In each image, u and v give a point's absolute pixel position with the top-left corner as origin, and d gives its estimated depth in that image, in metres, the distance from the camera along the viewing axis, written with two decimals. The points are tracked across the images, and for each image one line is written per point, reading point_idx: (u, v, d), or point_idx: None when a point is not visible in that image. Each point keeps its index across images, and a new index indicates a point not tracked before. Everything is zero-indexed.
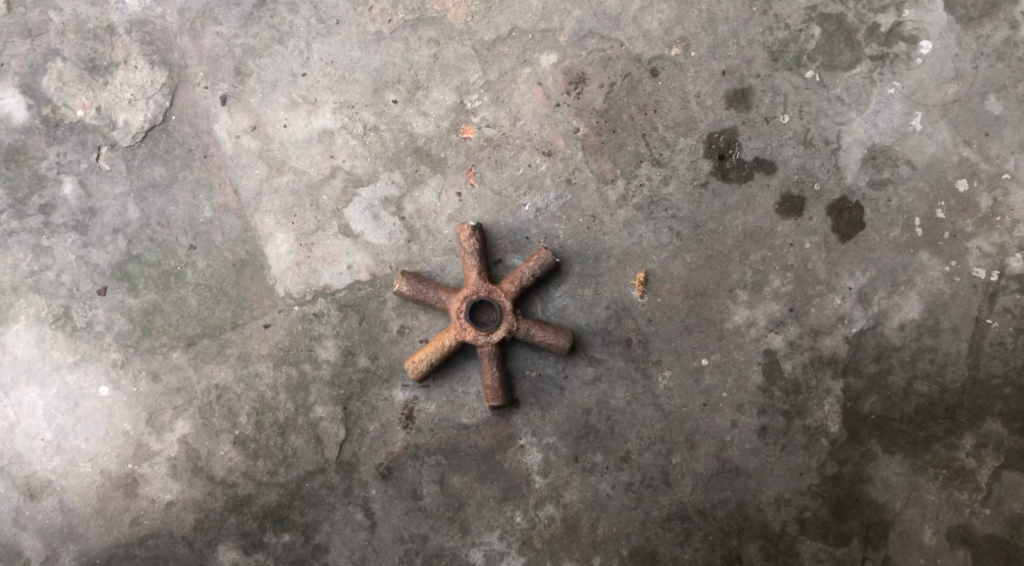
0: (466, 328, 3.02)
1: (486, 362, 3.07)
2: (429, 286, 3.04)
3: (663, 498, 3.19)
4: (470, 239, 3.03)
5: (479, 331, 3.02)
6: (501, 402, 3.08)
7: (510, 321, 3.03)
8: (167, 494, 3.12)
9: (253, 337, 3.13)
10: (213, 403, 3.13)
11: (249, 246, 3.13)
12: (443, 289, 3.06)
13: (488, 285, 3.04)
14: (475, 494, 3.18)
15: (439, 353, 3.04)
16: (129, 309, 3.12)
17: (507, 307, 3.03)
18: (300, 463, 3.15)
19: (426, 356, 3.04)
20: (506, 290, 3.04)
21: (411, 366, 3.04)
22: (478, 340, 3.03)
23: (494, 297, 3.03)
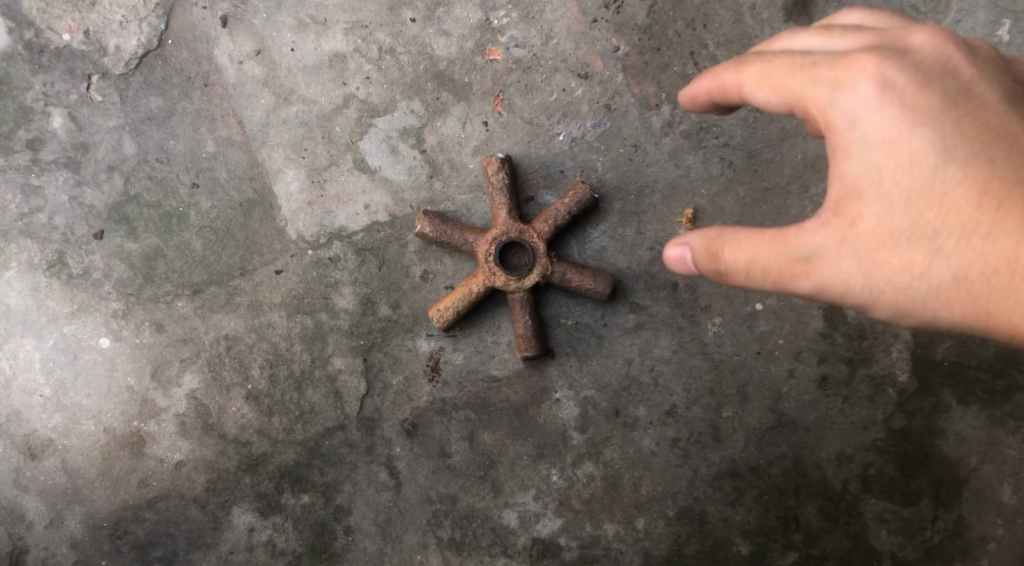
0: (495, 273, 2.74)
1: (517, 310, 2.80)
2: (454, 227, 2.75)
3: (713, 455, 2.98)
4: (498, 173, 2.74)
5: (509, 276, 2.74)
6: (534, 354, 2.81)
7: (543, 264, 2.75)
8: (176, 453, 2.90)
9: (264, 284, 2.87)
10: (222, 355, 2.89)
11: (257, 184, 2.84)
12: (469, 230, 2.77)
13: (519, 226, 2.75)
14: (508, 451, 2.95)
15: (467, 301, 2.77)
16: (128, 253, 2.84)
17: (541, 249, 2.75)
18: (318, 420, 2.92)
19: (452, 304, 2.77)
20: (538, 231, 2.75)
21: (435, 314, 2.77)
22: (508, 286, 2.75)
23: (526, 238, 2.75)
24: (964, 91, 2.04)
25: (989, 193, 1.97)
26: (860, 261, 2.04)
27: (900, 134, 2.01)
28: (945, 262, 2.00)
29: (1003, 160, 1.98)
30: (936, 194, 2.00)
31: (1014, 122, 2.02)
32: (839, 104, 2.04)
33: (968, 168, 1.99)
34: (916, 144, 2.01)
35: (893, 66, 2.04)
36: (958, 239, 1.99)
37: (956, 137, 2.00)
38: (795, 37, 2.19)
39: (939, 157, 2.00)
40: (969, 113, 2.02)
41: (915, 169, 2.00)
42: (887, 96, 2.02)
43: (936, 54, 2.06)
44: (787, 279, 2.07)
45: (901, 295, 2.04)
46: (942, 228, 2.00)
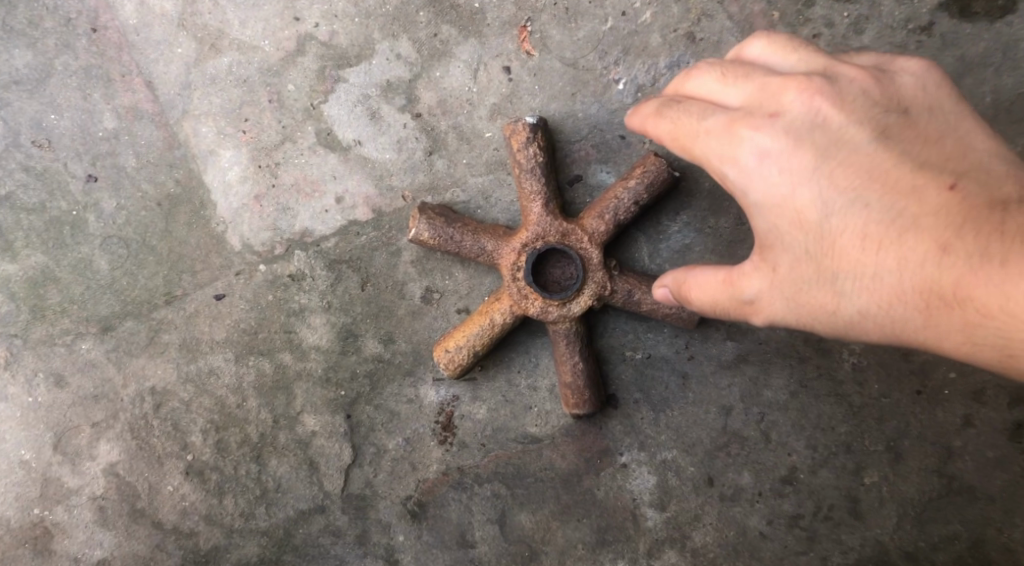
0: (527, 296, 1.86)
1: (561, 347, 1.91)
2: (465, 230, 1.87)
3: (850, 538, 2.03)
4: (528, 146, 1.83)
5: (546, 300, 1.85)
6: (588, 411, 1.93)
7: (599, 280, 1.86)
8: (95, 550, 2.08)
9: (200, 315, 2.02)
10: (149, 416, 2.05)
11: (180, 173, 1.98)
12: (488, 233, 1.88)
13: (561, 225, 1.85)
14: (555, 539, 2.07)
15: (487, 339, 1.90)
16: (5, 279, 2.00)
17: (594, 259, 1.86)
18: (286, 501, 2.08)
19: (465, 342, 1.89)
20: (590, 231, 1.85)
21: (441, 358, 1.90)
22: (546, 314, 1.87)
23: (571, 244, 1.85)
24: (841, 131, 1.49)
25: (874, 234, 1.45)
26: (787, 310, 1.52)
27: (787, 197, 1.49)
28: (852, 307, 1.48)
29: (879, 199, 1.45)
30: (826, 243, 1.47)
31: (888, 151, 1.47)
32: (736, 179, 1.53)
33: (847, 214, 1.46)
34: (801, 202, 1.48)
35: (773, 125, 1.50)
36: (857, 282, 1.46)
37: (835, 183, 1.47)
38: (690, 75, 1.61)
39: (822, 207, 1.47)
40: (843, 154, 1.48)
41: (805, 227, 1.48)
42: (778, 145, 1.49)
43: (809, 95, 1.50)
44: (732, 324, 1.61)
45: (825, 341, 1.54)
46: (836, 273, 1.47)
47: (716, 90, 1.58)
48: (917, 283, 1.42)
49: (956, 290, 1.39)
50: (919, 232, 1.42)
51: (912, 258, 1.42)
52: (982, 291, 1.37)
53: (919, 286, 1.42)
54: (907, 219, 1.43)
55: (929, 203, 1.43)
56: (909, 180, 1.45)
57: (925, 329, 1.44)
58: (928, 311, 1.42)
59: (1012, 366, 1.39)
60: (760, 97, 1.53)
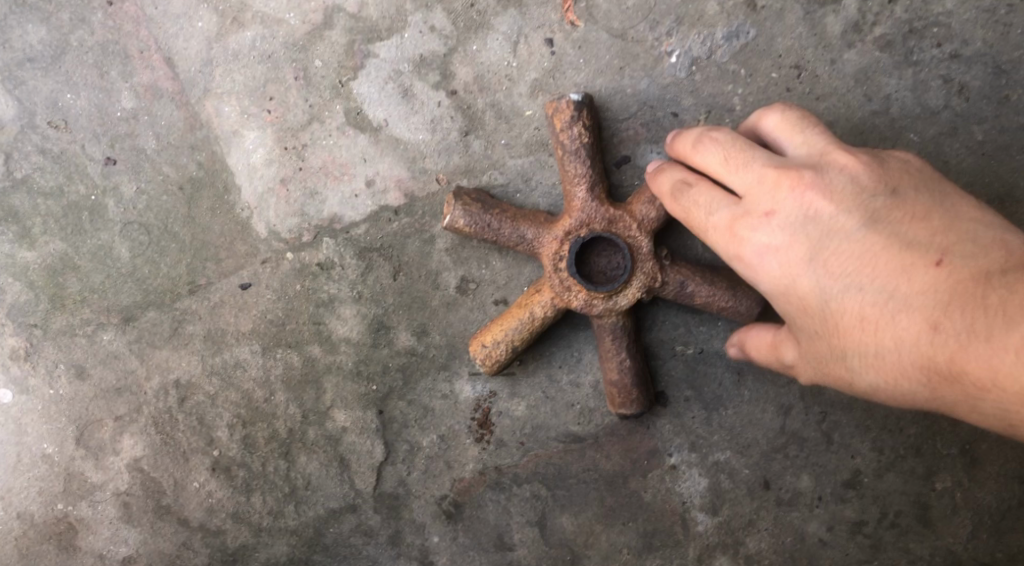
0: (570, 288, 1.73)
1: (607, 342, 1.78)
2: (505, 217, 1.74)
3: (918, 546, 1.90)
4: (573, 127, 1.70)
5: (591, 293, 1.72)
6: (635, 411, 1.80)
7: (648, 271, 1.73)
8: (121, 547, 2.01)
9: (225, 306, 1.92)
10: (173, 410, 1.96)
11: (202, 156, 1.88)
12: (529, 219, 1.75)
13: (607, 212, 1.73)
14: (598, 543, 1.96)
15: (527, 334, 1.77)
16: (23, 267, 1.91)
17: (643, 248, 1.73)
18: (316, 499, 1.99)
19: (504, 336, 1.77)
20: (638, 218, 1.73)
21: (479, 353, 1.78)
22: (592, 308, 1.74)
23: (618, 232, 1.72)
24: (834, 216, 1.46)
25: (872, 316, 1.43)
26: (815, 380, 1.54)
27: (790, 284, 1.48)
28: (865, 382, 1.46)
29: (873, 281, 1.43)
30: (829, 325, 1.47)
31: (879, 234, 1.44)
32: (749, 273, 1.52)
33: (844, 299, 1.45)
34: (804, 289, 1.47)
35: (771, 219, 1.49)
36: (863, 362, 1.45)
37: (829, 270, 1.45)
38: (698, 152, 1.58)
39: (822, 294, 1.46)
40: (837, 241, 1.45)
41: (811, 312, 1.48)
42: (775, 237, 1.48)
43: (802, 186, 1.48)
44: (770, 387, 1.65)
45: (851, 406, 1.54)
46: (844, 351, 1.46)
47: (721, 174, 1.55)
48: (916, 359, 1.40)
49: (951, 365, 1.36)
50: (911, 310, 1.40)
51: (911, 337, 1.40)
52: (974, 365, 1.33)
53: (919, 362, 1.39)
54: (901, 300, 1.41)
55: (919, 282, 1.40)
56: (898, 263, 1.42)
57: (933, 400, 1.41)
58: (933, 385, 1.39)
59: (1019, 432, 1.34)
60: (757, 190, 1.50)
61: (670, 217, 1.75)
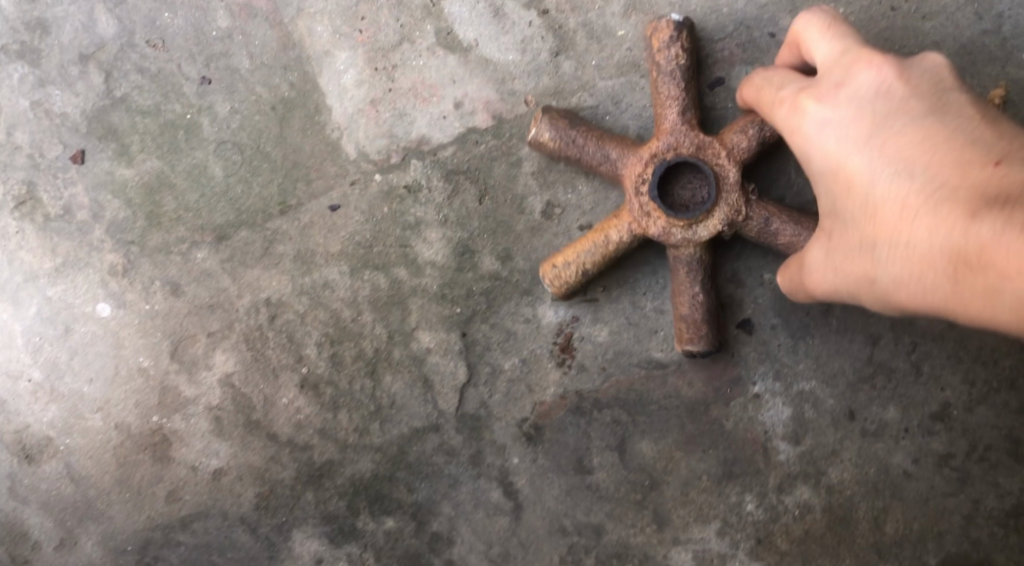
0: (649, 212, 1.73)
1: (681, 274, 1.77)
2: (591, 135, 1.75)
3: (1007, 480, 1.88)
4: (671, 45, 1.71)
5: (670, 219, 1.71)
6: (701, 349, 1.78)
7: (732, 201, 1.72)
8: (213, 459, 2.09)
9: (315, 226, 1.96)
10: (264, 327, 2.02)
11: (293, 76, 1.92)
12: (616, 139, 1.76)
13: (696, 139, 1.72)
14: (677, 469, 1.97)
15: (600, 258, 1.77)
16: (122, 185, 1.97)
17: (730, 178, 1.72)
18: (400, 418, 2.03)
19: (577, 257, 1.77)
20: (728, 149, 1.72)
21: (548, 272, 1.78)
22: (669, 236, 1.73)
23: (705, 160, 1.72)
24: (902, 103, 1.46)
25: (912, 202, 1.39)
26: (840, 280, 1.53)
27: (839, 162, 1.49)
28: (890, 275, 1.44)
29: (924, 170, 1.39)
30: (869, 211, 1.46)
31: (941, 122, 1.42)
32: (805, 148, 1.55)
33: (890, 183, 1.43)
34: (852, 169, 1.48)
35: (836, 95, 1.51)
36: (893, 249, 1.42)
37: (883, 152, 1.45)
38: (794, 37, 1.63)
39: (868, 175, 1.45)
40: (899, 126, 1.45)
41: (854, 196, 1.48)
42: (836, 113, 1.51)
43: (882, 69, 1.49)
44: (801, 294, 1.66)
45: (879, 309, 1.51)
46: (877, 239, 1.45)
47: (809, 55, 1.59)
48: (943, 249, 1.34)
49: (978, 254, 1.29)
50: (950, 200, 1.34)
51: (942, 227, 1.34)
52: (1000, 253, 1.26)
53: (944, 251, 1.34)
54: (945, 188, 1.36)
55: (967, 170, 1.35)
56: (954, 152, 1.38)
57: (953, 296, 1.35)
58: (954, 276, 1.33)
59: None
60: (833, 67, 1.54)
61: (762, 153, 1.74)
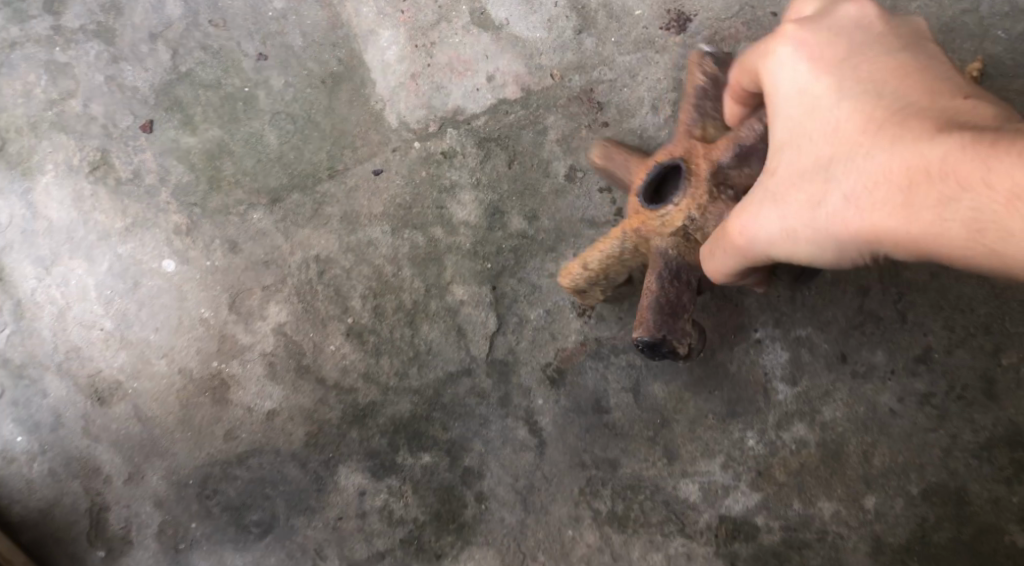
0: (635, 210, 1.90)
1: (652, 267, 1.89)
2: (620, 154, 2.01)
3: (982, 417, 2.09)
4: (696, 74, 1.95)
5: (648, 214, 1.86)
6: (644, 333, 1.85)
7: (698, 195, 1.80)
8: (267, 401, 2.29)
9: (360, 189, 2.22)
10: (313, 282, 2.24)
11: (342, 52, 2.25)
12: (629, 157, 1.99)
13: (688, 144, 1.87)
14: (686, 408, 2.18)
15: (595, 258, 1.96)
16: (186, 151, 2.27)
17: (706, 176, 1.81)
18: (436, 363, 2.24)
19: (580, 256, 2.00)
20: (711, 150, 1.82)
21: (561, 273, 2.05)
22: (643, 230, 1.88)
23: (689, 160, 1.84)
24: (876, 44, 1.58)
25: (877, 123, 1.48)
26: (780, 211, 1.57)
27: (810, 91, 1.58)
28: (839, 197, 1.49)
29: (894, 100, 1.50)
30: (830, 136, 1.53)
31: (912, 63, 1.55)
32: (776, 83, 1.63)
33: (854, 110, 1.52)
34: (820, 97, 1.57)
35: (819, 30, 1.61)
36: (850, 168, 1.49)
37: (854, 82, 1.55)
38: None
39: (836, 101, 1.54)
40: (871, 63, 1.56)
41: (817, 125, 1.56)
42: (813, 49, 1.60)
43: (863, 15, 1.61)
44: (727, 245, 1.67)
45: (813, 241, 1.54)
46: (833, 164, 1.51)
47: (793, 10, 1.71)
48: (902, 166, 1.41)
49: (941, 166, 1.36)
50: (919, 119, 1.44)
51: (907, 142, 1.42)
52: (963, 163, 1.33)
53: (904, 167, 1.41)
54: (914, 114, 1.46)
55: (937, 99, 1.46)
56: (924, 87, 1.50)
57: (904, 213, 1.40)
58: (909, 191, 1.40)
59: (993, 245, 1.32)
60: (815, 14, 1.65)
61: (745, 161, 1.80)
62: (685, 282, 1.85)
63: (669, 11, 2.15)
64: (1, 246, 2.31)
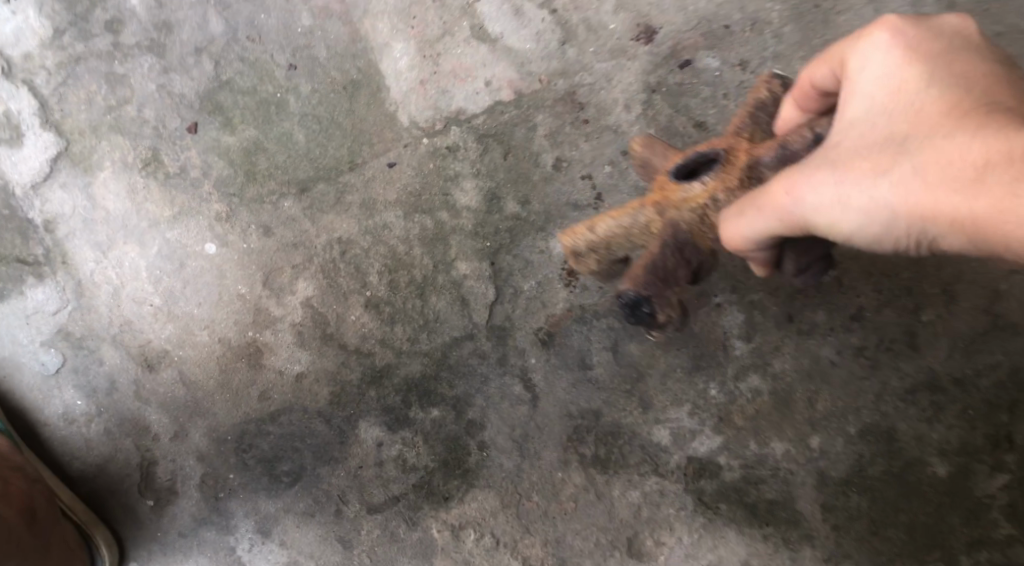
0: (661, 186, 1.98)
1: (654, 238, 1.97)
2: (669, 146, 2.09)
3: (907, 365, 2.48)
4: (767, 84, 2.01)
5: (672, 190, 1.94)
6: (631, 288, 1.91)
7: (728, 181, 1.89)
8: (296, 365, 2.64)
9: (376, 179, 2.59)
10: (336, 260, 2.61)
11: (361, 62, 2.60)
12: (670, 149, 2.08)
13: (736, 139, 1.94)
14: (658, 363, 2.55)
15: (605, 225, 2.04)
16: (226, 149, 2.64)
17: (740, 165, 1.89)
18: (444, 329, 2.60)
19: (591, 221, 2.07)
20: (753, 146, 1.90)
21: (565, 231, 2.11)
22: (660, 204, 1.96)
23: (730, 151, 1.92)
24: (968, 52, 1.73)
25: (959, 113, 1.62)
26: (839, 177, 1.69)
27: (896, 78, 1.72)
28: (906, 170, 1.62)
29: (978, 98, 1.64)
30: (911, 117, 1.67)
31: (998, 74, 1.69)
32: (862, 66, 1.76)
33: (939, 98, 1.66)
34: (906, 85, 1.71)
35: (915, 28, 1.75)
36: (923, 146, 1.62)
37: (940, 77, 1.69)
38: None
39: (924, 90, 1.69)
40: (959, 65, 1.71)
41: (898, 107, 1.69)
42: (908, 42, 1.74)
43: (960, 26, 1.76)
44: (766, 205, 1.75)
45: (866, 208, 1.66)
46: (908, 141, 1.65)
47: None
48: (981, 150, 1.54)
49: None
50: (1003, 115, 1.58)
51: (984, 130, 1.56)
52: None
53: (982, 151, 1.54)
54: (998, 110, 1.60)
55: (1020, 107, 1.61)
56: (1009, 94, 1.65)
57: (970, 192, 1.53)
58: (982, 171, 1.53)
59: None
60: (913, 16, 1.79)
61: (783, 167, 1.85)
62: (683, 259, 1.93)
63: (640, 24, 2.51)
64: (65, 233, 2.66)
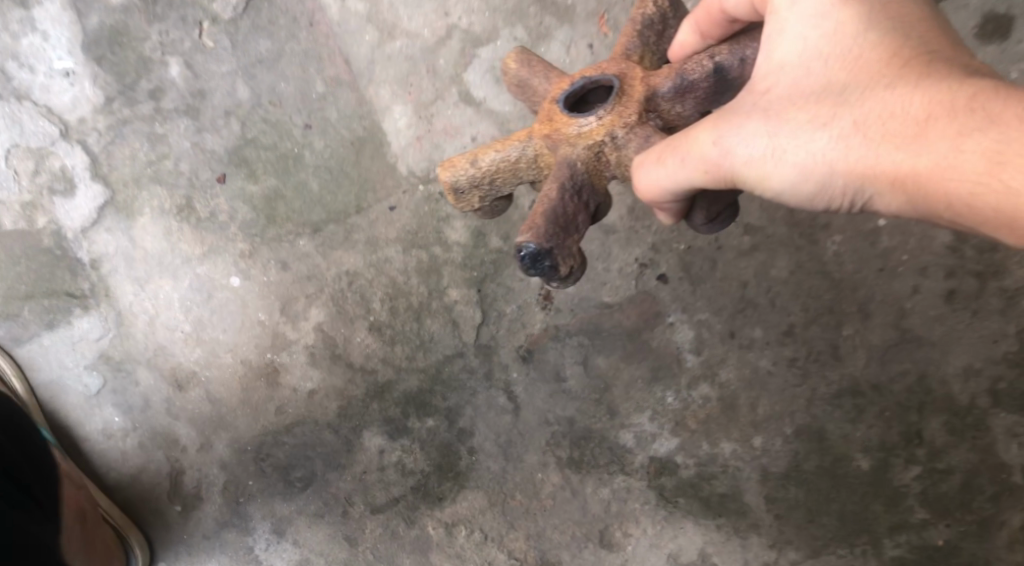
0: (551, 114, 2.10)
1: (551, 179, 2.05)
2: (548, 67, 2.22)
3: (832, 373, 2.89)
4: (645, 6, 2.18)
5: (563, 118, 2.07)
6: (529, 234, 1.94)
7: (625, 114, 2.05)
8: (309, 382, 3.04)
9: (379, 220, 3.02)
10: (345, 290, 3.03)
11: (366, 122, 3.04)
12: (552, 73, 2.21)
13: (626, 64, 2.11)
14: (622, 375, 2.98)
15: (489, 158, 2.13)
16: (250, 196, 3.06)
17: (635, 93, 2.07)
18: (438, 348, 3.02)
19: (474, 152, 2.14)
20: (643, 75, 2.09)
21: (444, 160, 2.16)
22: (552, 136, 2.08)
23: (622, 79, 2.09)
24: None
25: (895, 62, 1.80)
26: (772, 126, 1.86)
27: (834, 22, 1.88)
28: (844, 121, 1.80)
29: (914, 47, 1.81)
30: (851, 65, 1.84)
31: (932, 21, 1.87)
32: (797, 11, 1.91)
33: (875, 46, 1.83)
34: (843, 31, 1.87)
35: None
36: (864, 96, 1.80)
37: (875, 24, 1.86)
38: None
39: (861, 37, 1.85)
40: (895, 12, 1.87)
41: (835, 56, 1.86)
42: None
43: None
44: (688, 156, 1.90)
45: (802, 155, 1.83)
46: (848, 90, 1.82)
47: None
48: (922, 103, 1.73)
49: (965, 104, 1.68)
50: (937, 66, 1.76)
51: (919, 86, 1.74)
52: (986, 104, 1.66)
53: (923, 105, 1.73)
54: (933, 61, 1.78)
55: (954, 58, 1.80)
56: (943, 42, 1.83)
57: (908, 145, 1.73)
58: (922, 124, 1.72)
59: (976, 189, 1.66)
60: None
61: (680, 98, 2.07)
62: (579, 202, 2.03)
63: None
64: (110, 270, 3.09)
